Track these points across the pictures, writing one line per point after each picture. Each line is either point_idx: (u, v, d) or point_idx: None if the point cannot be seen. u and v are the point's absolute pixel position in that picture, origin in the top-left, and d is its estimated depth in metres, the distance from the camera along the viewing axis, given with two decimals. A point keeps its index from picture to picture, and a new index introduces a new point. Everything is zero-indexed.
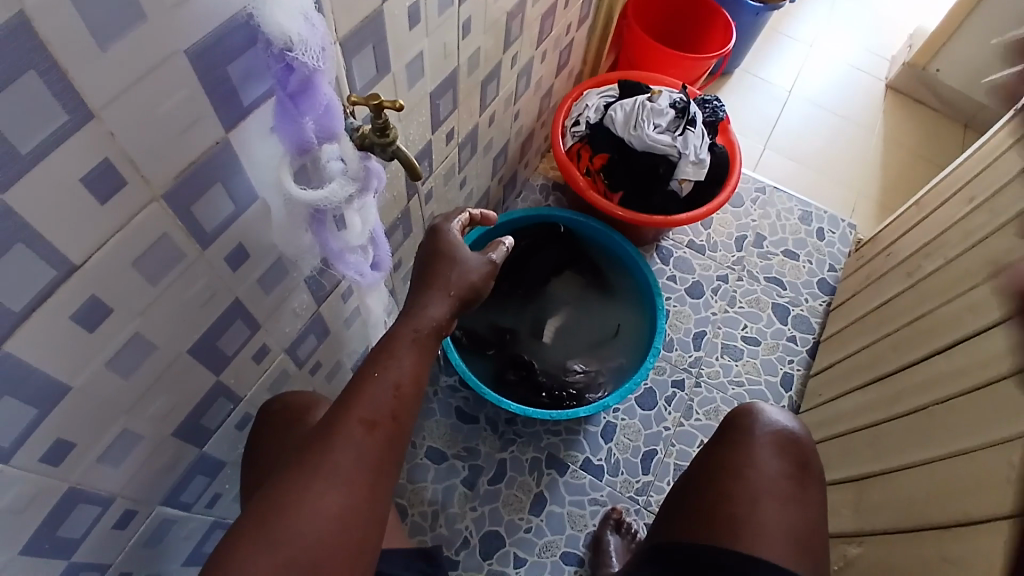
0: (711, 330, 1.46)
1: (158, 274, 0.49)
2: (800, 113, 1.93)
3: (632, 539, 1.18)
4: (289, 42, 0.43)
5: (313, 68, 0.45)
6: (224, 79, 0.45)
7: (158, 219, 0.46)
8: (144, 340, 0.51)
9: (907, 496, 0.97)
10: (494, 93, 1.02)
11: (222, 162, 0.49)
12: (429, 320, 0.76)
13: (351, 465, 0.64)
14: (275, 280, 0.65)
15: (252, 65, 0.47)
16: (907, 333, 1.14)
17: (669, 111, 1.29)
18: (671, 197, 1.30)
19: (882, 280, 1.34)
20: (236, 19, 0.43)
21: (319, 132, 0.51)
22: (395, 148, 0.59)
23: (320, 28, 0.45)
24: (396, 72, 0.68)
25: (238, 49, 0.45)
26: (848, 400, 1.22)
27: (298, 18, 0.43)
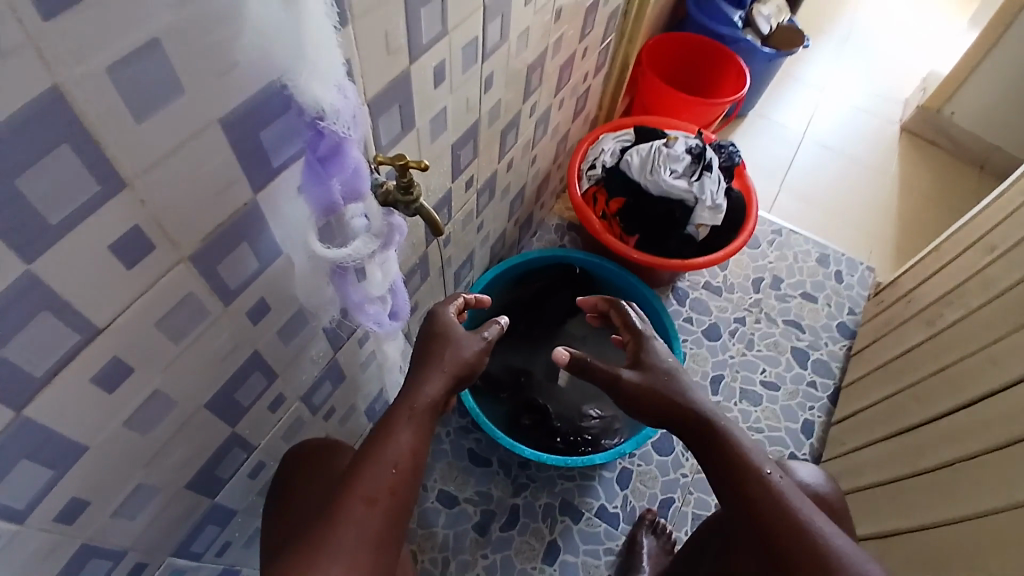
0: (729, 374, 1.44)
1: (181, 332, 0.49)
2: (813, 155, 1.94)
3: (667, 540, 1.20)
4: (320, 109, 0.45)
5: (343, 133, 0.47)
6: (256, 145, 0.46)
7: (183, 280, 0.47)
8: (164, 396, 0.52)
9: (930, 555, 0.94)
10: (512, 140, 1.03)
11: (249, 223, 0.50)
12: (426, 396, 0.80)
13: (352, 544, 0.68)
14: (295, 331, 0.66)
15: (284, 130, 0.48)
16: (931, 384, 1.11)
17: (686, 156, 1.30)
18: (688, 241, 1.30)
19: (901, 328, 1.32)
20: (272, 90, 0.45)
21: (346, 193, 0.52)
22: (420, 207, 0.59)
23: (350, 96, 0.47)
24: (421, 128, 0.70)
25: (272, 116, 0.46)
26: (870, 451, 1.19)
27: (330, 87, 0.45)
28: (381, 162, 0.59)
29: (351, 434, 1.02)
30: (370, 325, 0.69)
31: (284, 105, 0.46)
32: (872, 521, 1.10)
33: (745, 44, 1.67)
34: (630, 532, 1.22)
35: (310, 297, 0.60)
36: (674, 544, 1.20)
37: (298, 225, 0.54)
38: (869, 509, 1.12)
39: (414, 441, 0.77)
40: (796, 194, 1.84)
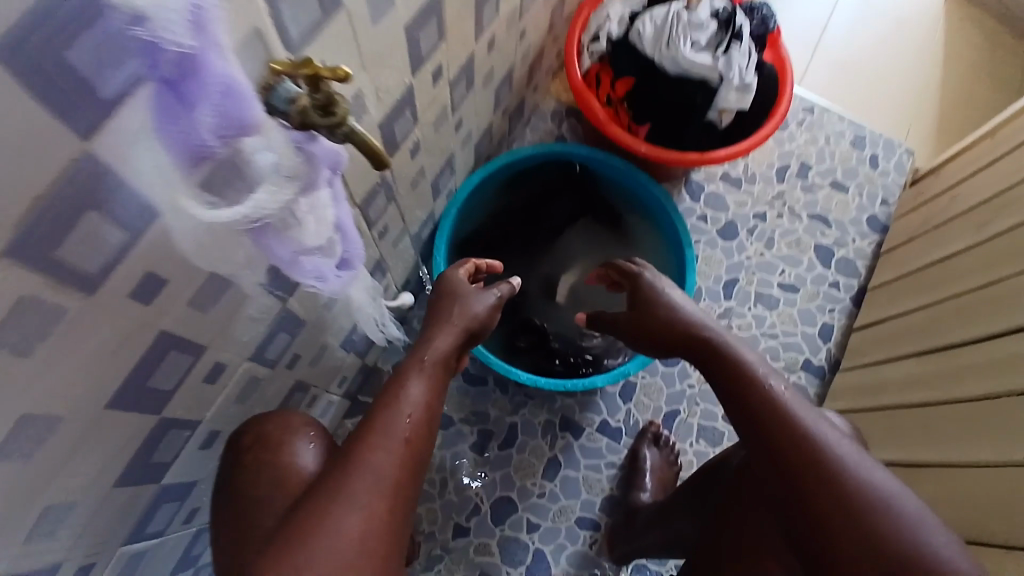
0: (744, 277, 1.31)
1: (31, 342, 0.38)
2: (854, 11, 1.63)
3: (669, 451, 1.15)
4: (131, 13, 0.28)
5: (182, 43, 0.30)
6: (50, 76, 0.30)
7: (5, 284, 0.34)
8: (39, 417, 0.42)
9: (970, 492, 0.86)
10: (490, 13, 0.81)
11: (93, 184, 0.35)
12: (441, 348, 0.78)
13: (369, 489, 0.63)
14: (214, 297, 0.53)
15: (102, 40, 0.31)
16: (979, 299, 0.98)
17: (711, 24, 1.05)
18: (706, 131, 1.10)
19: (943, 229, 1.16)
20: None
21: (224, 128, 0.35)
22: (350, 130, 0.43)
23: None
24: (352, 8, 0.50)
25: (67, 22, 0.29)
26: (898, 367, 1.09)
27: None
28: (285, 68, 0.41)
29: (326, 371, 0.93)
30: (311, 279, 0.56)
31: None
32: (891, 448, 1.03)
33: None
34: (631, 444, 1.17)
35: (221, 264, 0.47)
36: (675, 453, 1.16)
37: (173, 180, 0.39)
38: (884, 431, 1.06)
39: (431, 387, 0.74)
40: (830, 62, 1.57)
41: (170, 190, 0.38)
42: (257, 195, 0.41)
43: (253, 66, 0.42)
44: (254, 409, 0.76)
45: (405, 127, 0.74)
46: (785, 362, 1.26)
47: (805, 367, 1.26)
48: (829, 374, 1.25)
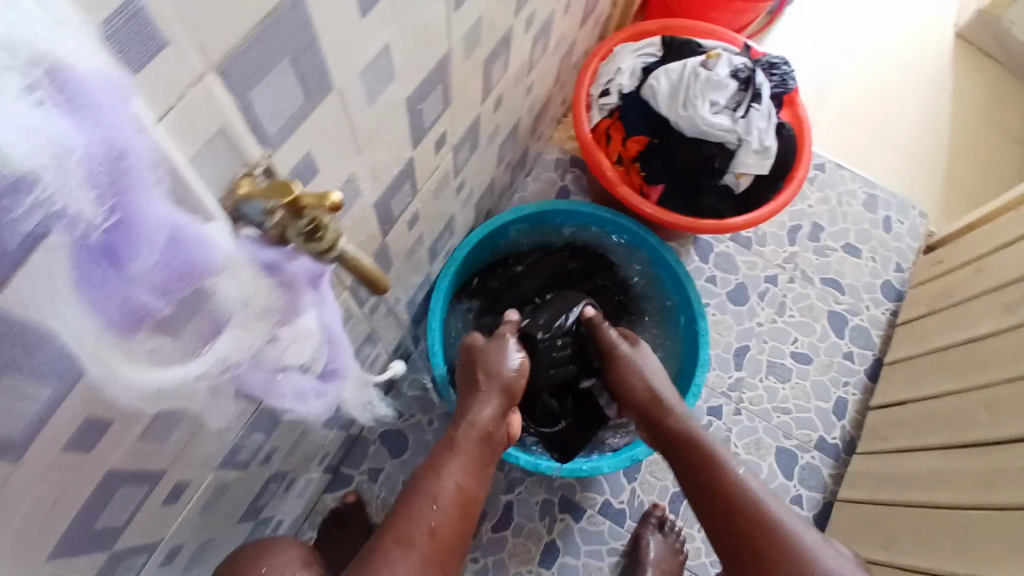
0: (755, 345, 1.24)
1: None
2: (856, 66, 1.56)
3: (676, 539, 1.06)
4: (39, 174, 0.19)
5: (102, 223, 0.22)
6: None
7: None
8: None
9: None
10: (501, 71, 0.74)
11: (18, 347, 0.27)
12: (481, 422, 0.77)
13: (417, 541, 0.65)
14: (172, 426, 0.44)
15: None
16: (1007, 395, 0.92)
17: (731, 83, 1.00)
18: (723, 195, 1.03)
19: (964, 311, 1.09)
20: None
21: (164, 281, 0.26)
22: (340, 254, 0.36)
23: (114, 129, 0.21)
24: (345, 83, 0.41)
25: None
26: (920, 459, 1.01)
27: (13, 114, 0.18)
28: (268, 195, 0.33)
29: (306, 457, 0.83)
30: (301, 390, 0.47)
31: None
32: (913, 553, 0.93)
33: None
34: (636, 529, 1.08)
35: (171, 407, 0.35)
36: (682, 541, 1.07)
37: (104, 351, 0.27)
38: (906, 532, 0.96)
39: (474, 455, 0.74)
40: (838, 114, 1.50)
41: (98, 359, 0.27)
42: (224, 338, 0.33)
43: (218, 168, 0.34)
44: (222, 513, 0.67)
45: (402, 199, 0.66)
46: (798, 440, 1.18)
47: (820, 446, 1.18)
48: (844, 454, 1.18)
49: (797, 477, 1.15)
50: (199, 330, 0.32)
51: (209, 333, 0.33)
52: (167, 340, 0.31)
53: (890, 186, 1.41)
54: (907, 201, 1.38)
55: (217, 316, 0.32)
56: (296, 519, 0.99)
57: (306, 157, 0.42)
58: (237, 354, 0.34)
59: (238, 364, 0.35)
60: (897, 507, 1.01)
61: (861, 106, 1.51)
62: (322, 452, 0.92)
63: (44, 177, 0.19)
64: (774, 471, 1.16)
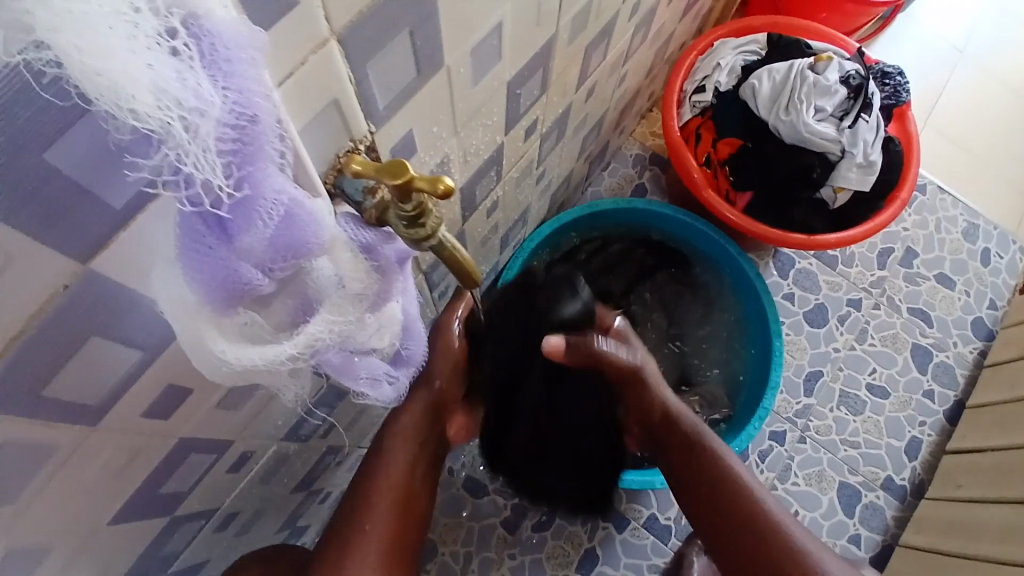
0: (829, 372, 1.16)
1: (14, 487, 0.30)
2: (968, 84, 1.43)
3: None
4: (170, 129, 0.18)
5: (224, 186, 0.21)
6: (20, 188, 0.20)
7: None
8: (32, 554, 0.35)
9: None
10: (599, 59, 0.71)
11: (107, 312, 0.27)
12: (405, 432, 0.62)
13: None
14: (244, 398, 0.43)
15: (95, 150, 0.21)
16: None
17: (840, 89, 0.93)
18: (817, 210, 0.96)
19: None
20: (12, 77, 0.17)
21: (272, 256, 0.25)
22: (439, 242, 0.33)
23: (249, 91, 0.20)
24: (455, 60, 0.39)
25: (41, 125, 0.19)
26: (994, 511, 0.94)
27: (155, 62, 0.17)
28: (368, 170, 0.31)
29: (358, 434, 0.83)
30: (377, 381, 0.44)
31: (67, 105, 0.19)
32: None
33: None
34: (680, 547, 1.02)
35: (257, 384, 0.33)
36: None
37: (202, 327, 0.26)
38: None
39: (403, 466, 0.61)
40: (942, 134, 1.38)
41: (194, 328, 0.26)
42: (318, 317, 0.31)
43: (328, 145, 0.33)
44: (278, 483, 0.67)
45: (486, 185, 0.64)
46: (864, 477, 1.09)
47: (886, 485, 1.09)
48: (912, 497, 1.09)
49: (858, 515, 1.08)
50: (292, 312, 0.30)
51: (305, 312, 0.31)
52: (261, 322, 0.29)
53: (994, 217, 1.28)
54: (1009, 235, 1.26)
55: (313, 294, 0.30)
56: (342, 492, 1.00)
57: (406, 137, 0.40)
58: (329, 338, 0.31)
59: (327, 350, 0.33)
60: (961, 557, 0.94)
61: (969, 127, 1.38)
62: (374, 431, 0.91)
63: (175, 135, 0.18)
64: (835, 506, 1.08)
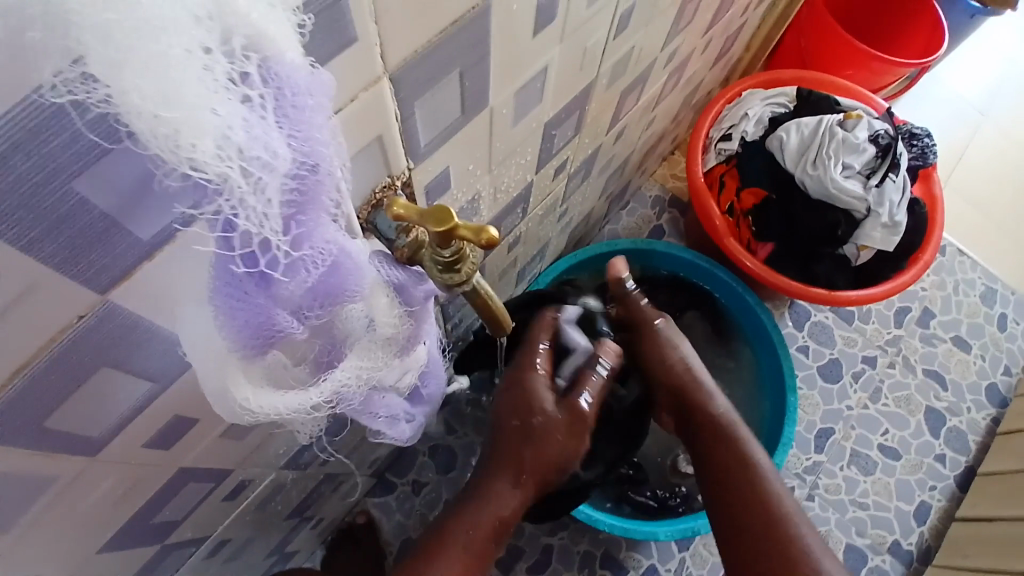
0: (841, 430, 1.12)
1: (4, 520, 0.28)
2: (987, 149, 1.43)
3: None
4: (229, 179, 0.18)
5: (279, 237, 0.21)
6: (47, 217, 0.19)
7: None
8: None
9: None
10: (632, 102, 0.70)
11: (126, 342, 0.26)
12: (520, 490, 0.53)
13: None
14: (250, 428, 0.42)
15: (132, 183, 0.20)
16: None
17: (868, 147, 0.93)
18: (840, 266, 0.94)
19: None
20: (48, 105, 0.16)
21: (310, 302, 0.24)
22: (473, 287, 0.32)
23: (313, 138, 0.20)
24: (498, 101, 0.38)
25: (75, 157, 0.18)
26: None
27: (221, 110, 0.16)
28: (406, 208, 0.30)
29: (357, 462, 0.80)
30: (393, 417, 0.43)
31: (108, 135, 0.18)
32: None
33: None
34: None
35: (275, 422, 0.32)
36: None
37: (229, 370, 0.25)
38: None
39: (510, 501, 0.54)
40: (960, 197, 1.37)
41: (222, 376, 0.25)
42: (346, 363, 0.29)
43: (367, 181, 0.32)
44: (274, 510, 0.65)
45: (511, 221, 0.63)
46: (871, 539, 1.05)
47: (893, 550, 1.04)
48: (918, 564, 1.04)
49: None
50: (318, 354, 0.29)
51: (329, 360, 0.30)
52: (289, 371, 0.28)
53: (1013, 284, 1.26)
54: None
55: (341, 337, 0.29)
56: (333, 519, 0.96)
57: (443, 173, 0.39)
58: (355, 383, 0.30)
59: (350, 394, 0.32)
60: None
61: (987, 192, 1.38)
62: (373, 458, 0.88)
63: (233, 184, 0.18)
64: (841, 570, 1.03)
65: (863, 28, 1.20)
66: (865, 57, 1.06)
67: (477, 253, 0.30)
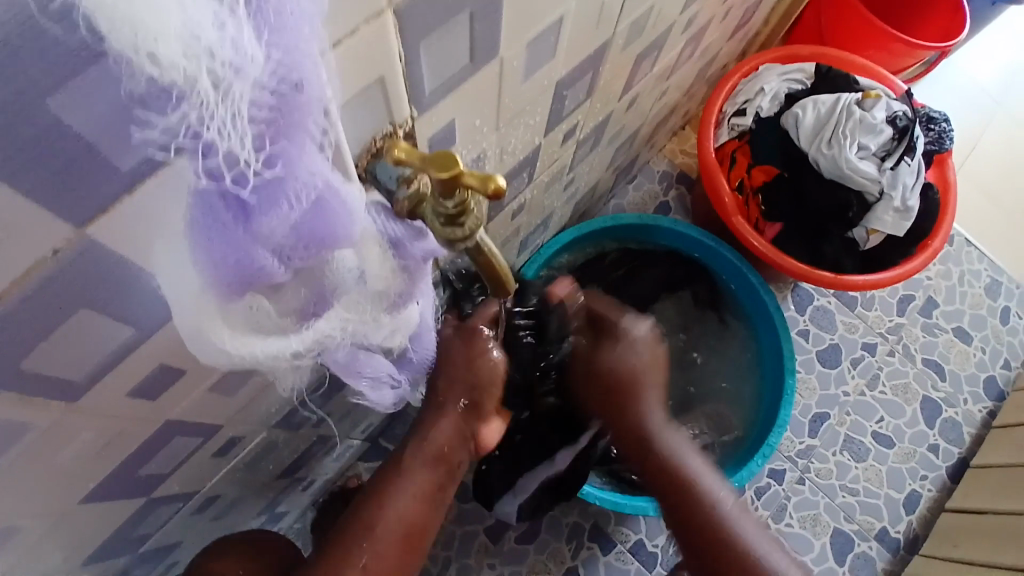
0: (836, 415, 1.12)
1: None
2: (1004, 139, 1.40)
3: None
4: (196, 84, 0.16)
5: (250, 156, 0.19)
6: (10, 135, 0.17)
7: None
8: None
9: None
10: (647, 69, 0.68)
11: (106, 283, 0.24)
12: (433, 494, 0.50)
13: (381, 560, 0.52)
14: (240, 383, 0.41)
15: (105, 102, 0.18)
16: None
17: (886, 129, 0.90)
18: (848, 250, 0.93)
19: None
20: (15, 11, 0.15)
21: (290, 242, 0.23)
22: (475, 246, 0.30)
23: (295, 51, 0.18)
24: (508, 53, 0.36)
25: (37, 64, 0.16)
26: None
27: (190, 5, 0.15)
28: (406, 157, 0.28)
29: (352, 425, 0.79)
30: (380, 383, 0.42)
31: (78, 42, 0.16)
32: None
33: None
34: None
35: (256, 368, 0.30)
36: None
37: (201, 308, 0.23)
38: None
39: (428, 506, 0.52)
40: (973, 186, 1.35)
41: (199, 319, 0.23)
42: (331, 313, 0.29)
43: (369, 127, 0.30)
44: (264, 469, 0.64)
45: (516, 187, 0.61)
46: (858, 525, 1.05)
47: (879, 536, 1.05)
48: (904, 550, 1.05)
49: (849, 564, 1.03)
50: (304, 304, 0.28)
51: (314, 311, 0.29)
52: (272, 321, 0.26)
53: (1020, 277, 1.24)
54: None
55: (328, 288, 0.28)
56: (325, 481, 0.96)
57: (447, 127, 0.37)
58: (341, 336, 0.30)
59: (335, 347, 0.31)
60: None
61: (1001, 182, 1.35)
62: (366, 423, 0.88)
63: (201, 89, 0.16)
64: (827, 553, 1.03)
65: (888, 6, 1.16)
66: (886, 36, 1.03)
67: (482, 206, 0.29)
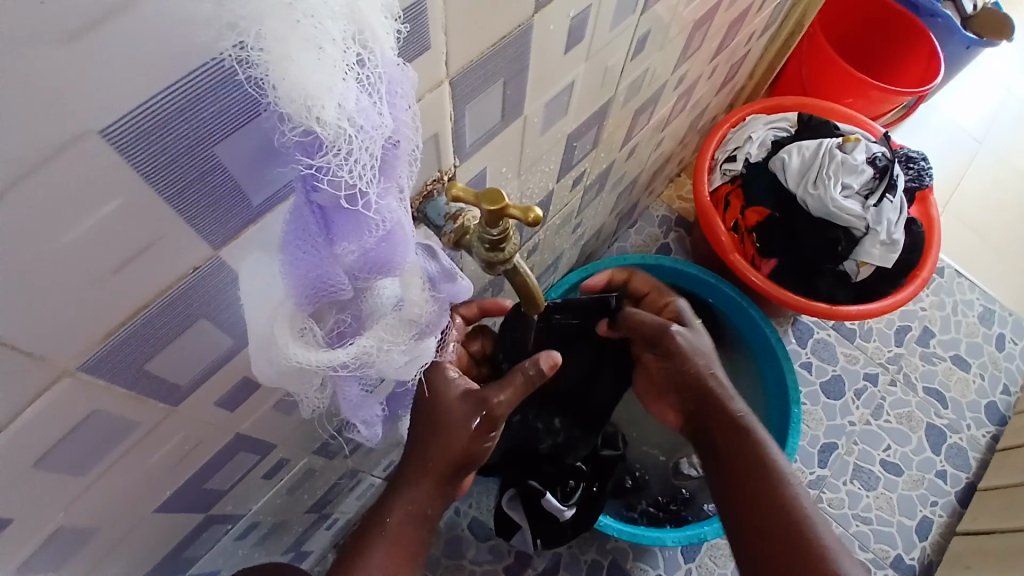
0: (844, 445, 1.14)
1: (90, 459, 0.32)
2: (986, 176, 1.49)
3: None
4: (339, 137, 0.23)
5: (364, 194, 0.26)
6: (188, 172, 0.24)
7: (85, 395, 0.28)
8: (78, 529, 0.36)
9: None
10: (644, 122, 0.76)
11: (215, 296, 0.30)
12: None
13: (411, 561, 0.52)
14: (296, 402, 0.46)
15: (252, 150, 0.25)
16: None
17: (867, 169, 0.98)
18: (841, 281, 0.99)
19: None
20: (218, 67, 0.21)
21: (361, 265, 0.29)
22: (514, 267, 0.36)
23: (398, 120, 0.26)
24: (530, 112, 0.44)
25: (217, 119, 0.23)
26: None
27: (343, 86, 0.22)
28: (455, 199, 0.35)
29: (376, 460, 0.83)
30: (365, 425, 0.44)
31: (247, 107, 0.23)
32: None
33: (944, 20, 1.21)
34: None
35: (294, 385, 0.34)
36: None
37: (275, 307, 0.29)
38: None
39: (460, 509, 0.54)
40: (960, 221, 1.42)
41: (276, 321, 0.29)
42: (368, 335, 0.34)
43: (422, 174, 0.36)
44: (299, 499, 0.68)
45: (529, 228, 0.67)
46: (874, 554, 1.06)
47: (896, 565, 1.06)
48: None
49: None
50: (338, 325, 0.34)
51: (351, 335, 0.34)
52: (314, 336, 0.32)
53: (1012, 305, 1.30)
54: None
55: (366, 312, 0.34)
56: (346, 522, 0.98)
57: (480, 173, 0.44)
58: (375, 356, 0.34)
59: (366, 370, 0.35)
60: None
61: (985, 217, 1.43)
62: (389, 461, 0.91)
63: (341, 143, 0.23)
64: None
65: (865, 59, 1.28)
66: (863, 85, 1.12)
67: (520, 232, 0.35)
